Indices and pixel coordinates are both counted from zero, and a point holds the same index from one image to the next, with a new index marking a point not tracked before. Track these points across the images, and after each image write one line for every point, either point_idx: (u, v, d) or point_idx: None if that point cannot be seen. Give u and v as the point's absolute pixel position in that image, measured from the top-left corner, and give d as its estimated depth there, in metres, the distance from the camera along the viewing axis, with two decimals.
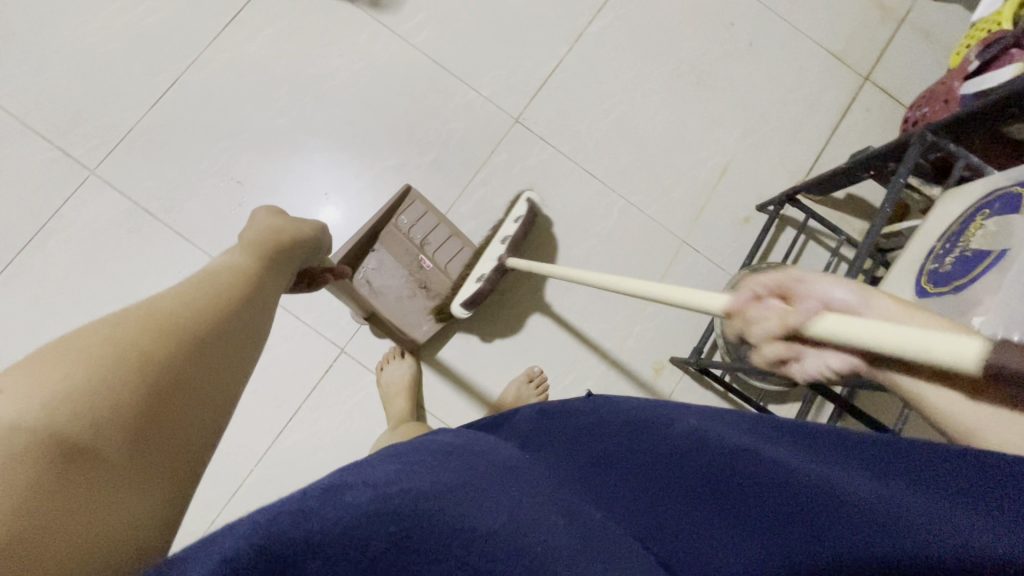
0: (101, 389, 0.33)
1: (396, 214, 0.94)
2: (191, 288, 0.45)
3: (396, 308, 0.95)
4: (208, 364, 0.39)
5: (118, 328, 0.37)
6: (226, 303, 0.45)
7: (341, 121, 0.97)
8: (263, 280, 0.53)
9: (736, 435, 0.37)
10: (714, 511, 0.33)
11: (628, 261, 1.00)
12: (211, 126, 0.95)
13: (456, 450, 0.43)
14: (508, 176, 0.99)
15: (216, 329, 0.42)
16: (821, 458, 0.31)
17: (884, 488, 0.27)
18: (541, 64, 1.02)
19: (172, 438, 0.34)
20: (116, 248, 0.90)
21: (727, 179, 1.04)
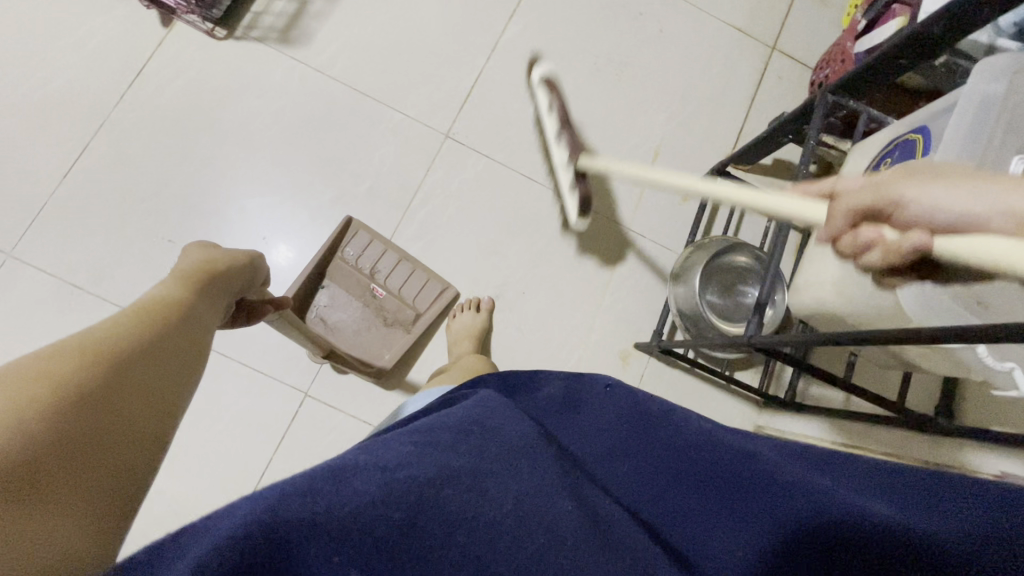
0: (37, 425, 0.31)
1: (340, 247, 0.93)
2: (134, 320, 0.44)
3: (355, 341, 0.94)
4: (147, 392, 0.39)
5: (52, 362, 0.36)
6: (168, 335, 0.44)
7: (269, 163, 0.95)
8: (199, 308, 0.52)
9: (761, 449, 0.41)
10: (733, 504, 0.37)
11: (579, 257, 1.01)
12: (132, 188, 0.91)
13: (471, 421, 0.43)
14: (448, 192, 0.99)
15: (154, 358, 0.41)
16: (841, 480, 0.36)
17: (895, 506, 0.31)
18: (462, 77, 1.03)
19: (106, 463, 0.33)
20: (48, 330, 0.86)
21: (660, 163, 1.07)
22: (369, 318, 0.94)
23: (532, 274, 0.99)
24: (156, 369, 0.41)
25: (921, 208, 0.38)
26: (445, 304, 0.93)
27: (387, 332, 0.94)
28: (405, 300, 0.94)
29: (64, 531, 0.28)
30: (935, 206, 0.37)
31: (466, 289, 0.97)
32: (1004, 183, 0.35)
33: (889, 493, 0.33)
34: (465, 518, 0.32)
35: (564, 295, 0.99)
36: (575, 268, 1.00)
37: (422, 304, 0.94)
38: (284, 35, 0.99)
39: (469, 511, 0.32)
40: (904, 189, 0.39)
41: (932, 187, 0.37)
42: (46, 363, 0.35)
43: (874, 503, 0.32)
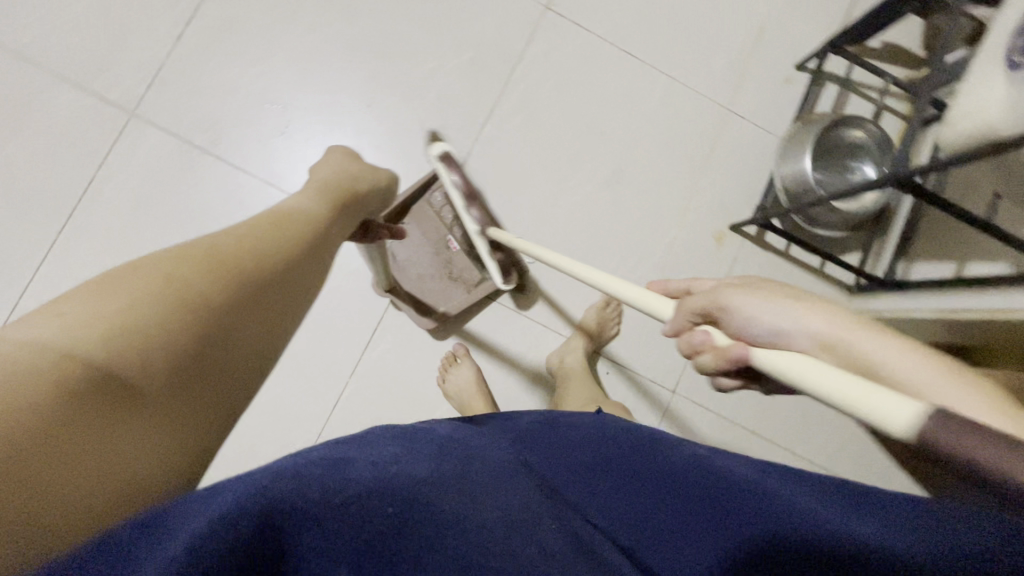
0: (158, 331, 0.31)
1: (429, 190, 0.92)
2: (261, 238, 0.42)
3: (420, 284, 0.94)
4: (215, 306, 0.35)
5: (184, 265, 0.35)
6: (296, 258, 0.44)
7: (371, 32, 0.95)
8: (325, 235, 0.50)
9: (729, 461, 0.46)
10: (713, 511, 0.38)
11: (678, 136, 0.99)
12: (241, 52, 0.92)
13: (455, 442, 0.45)
14: (547, 67, 0.98)
15: (233, 300, 0.36)
16: (816, 484, 0.38)
17: (833, 508, 0.33)
18: None
19: (157, 389, 0.29)
20: (173, 187, 0.90)
21: (765, 42, 1.02)
22: (436, 267, 0.94)
23: (631, 154, 0.98)
24: (227, 295, 0.36)
25: (744, 319, 0.42)
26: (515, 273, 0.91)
27: (454, 277, 0.94)
28: (475, 259, 0.93)
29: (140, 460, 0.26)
30: (752, 313, 0.42)
31: (565, 164, 0.97)
32: (806, 305, 0.40)
33: (824, 492, 0.36)
34: (444, 513, 0.31)
35: (661, 174, 0.99)
36: (673, 148, 0.99)
37: (491, 268, 0.93)
38: None
39: (462, 512, 0.32)
40: (726, 299, 0.43)
41: (746, 297, 0.42)
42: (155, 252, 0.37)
43: (829, 515, 0.31)
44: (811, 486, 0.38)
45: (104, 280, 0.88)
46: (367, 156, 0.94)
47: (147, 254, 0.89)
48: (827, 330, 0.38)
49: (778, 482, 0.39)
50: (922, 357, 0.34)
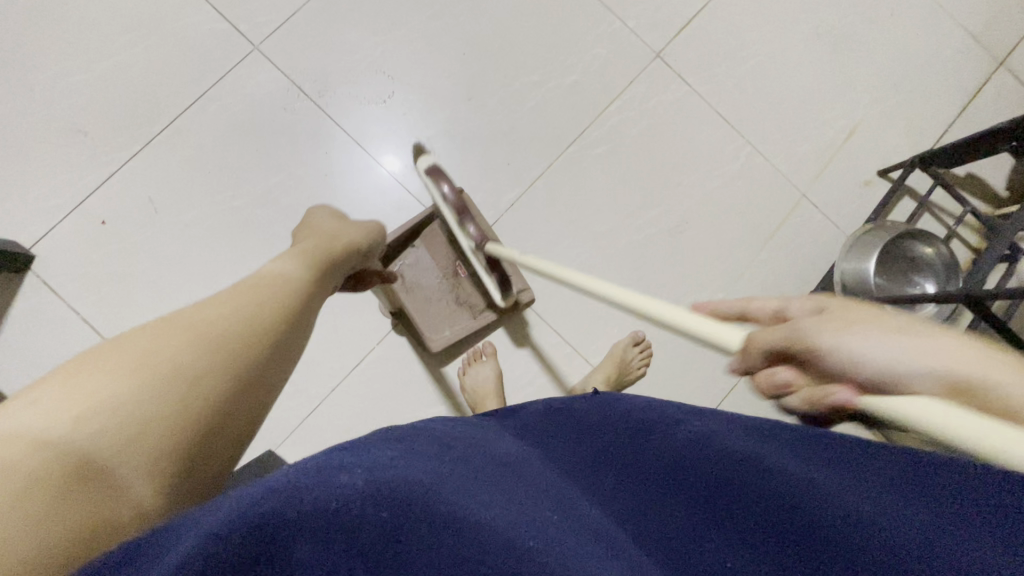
0: (129, 407, 0.35)
1: (443, 218, 0.94)
2: (237, 310, 0.44)
3: (424, 307, 0.94)
4: (214, 398, 0.38)
5: (168, 345, 0.39)
6: (269, 344, 0.44)
7: (490, 33, 1.00)
8: (312, 301, 0.52)
9: (744, 439, 0.40)
10: (724, 516, 0.35)
11: (748, 206, 1.01)
12: (368, 20, 0.98)
13: (456, 445, 0.44)
14: (642, 109, 1.01)
15: (227, 380, 0.40)
16: (848, 473, 0.34)
17: (912, 519, 0.29)
18: (686, 3, 1.04)
19: (161, 456, 0.35)
20: (270, 123, 0.94)
21: (853, 142, 1.05)
22: (443, 292, 0.95)
23: (700, 210, 1.01)
24: (216, 386, 0.39)
25: (841, 353, 0.36)
26: (519, 308, 0.93)
27: (457, 306, 0.95)
28: (482, 288, 0.95)
29: (143, 495, 0.34)
30: (846, 352, 0.36)
31: (635, 203, 1.00)
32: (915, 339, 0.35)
33: (874, 484, 0.32)
34: (450, 513, 0.32)
35: (723, 237, 1.00)
36: (742, 216, 1.01)
37: (496, 299, 0.95)
38: None
39: (460, 506, 0.33)
40: (821, 335, 0.36)
41: (864, 337, 0.36)
42: (115, 350, 0.38)
43: (903, 519, 0.29)
44: (848, 461, 0.35)
45: (182, 188, 0.92)
46: (453, 144, 0.98)
47: (228, 177, 0.93)
48: (945, 365, 0.34)
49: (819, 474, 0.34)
50: (961, 351, 0.35)
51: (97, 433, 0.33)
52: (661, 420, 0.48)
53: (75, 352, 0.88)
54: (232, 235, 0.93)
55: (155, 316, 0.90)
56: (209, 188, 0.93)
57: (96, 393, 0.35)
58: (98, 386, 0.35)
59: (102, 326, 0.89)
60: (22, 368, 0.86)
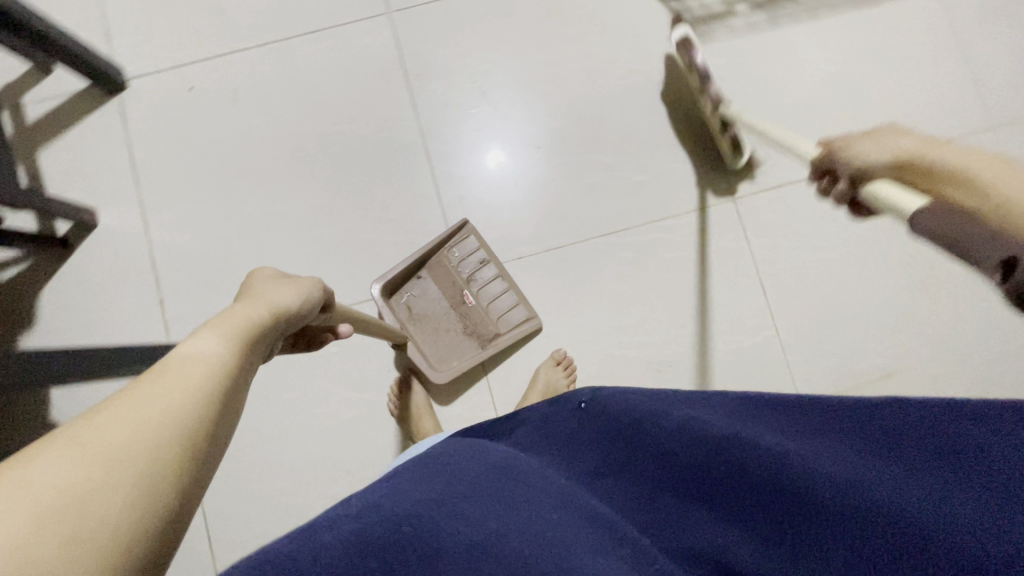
0: (19, 513, 0.24)
1: (447, 247, 0.95)
2: (138, 396, 0.31)
3: (431, 336, 0.96)
4: (109, 519, 0.26)
5: (85, 424, 0.29)
6: (193, 443, 0.31)
7: (591, 101, 1.00)
8: (240, 389, 0.38)
9: (718, 418, 0.46)
10: (732, 512, 0.43)
11: (735, 385, 0.95)
12: (492, 37, 1.02)
13: (450, 460, 0.49)
14: (689, 239, 0.97)
15: (170, 438, 0.30)
16: (827, 445, 0.39)
17: (887, 472, 0.35)
18: (787, 167, 0.99)
19: (81, 533, 0.24)
20: (361, 79, 1.00)
21: (884, 385, 0.94)
22: (451, 321, 0.96)
23: (688, 361, 0.95)
24: (118, 500, 0.26)
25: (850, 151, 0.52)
26: (527, 331, 0.94)
27: (462, 334, 0.96)
28: (490, 315, 0.95)
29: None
30: (862, 148, 0.51)
31: (628, 321, 0.96)
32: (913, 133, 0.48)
33: (866, 449, 0.37)
34: (446, 544, 0.35)
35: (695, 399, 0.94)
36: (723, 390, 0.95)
37: (504, 324, 0.95)
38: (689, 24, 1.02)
39: (457, 528, 0.36)
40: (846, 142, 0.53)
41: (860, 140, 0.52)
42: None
43: (881, 479, 0.35)
44: (824, 431, 0.41)
45: (263, 95, 1.00)
46: (500, 177, 0.99)
47: (303, 106, 1.00)
48: (911, 147, 0.46)
49: (817, 454, 0.39)
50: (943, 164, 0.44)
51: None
52: (630, 409, 0.52)
53: (106, 176, 0.98)
54: (277, 151, 0.99)
55: (180, 184, 0.99)
56: (284, 107, 1.00)
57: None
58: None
59: (137, 169, 0.99)
60: (64, 169, 0.98)
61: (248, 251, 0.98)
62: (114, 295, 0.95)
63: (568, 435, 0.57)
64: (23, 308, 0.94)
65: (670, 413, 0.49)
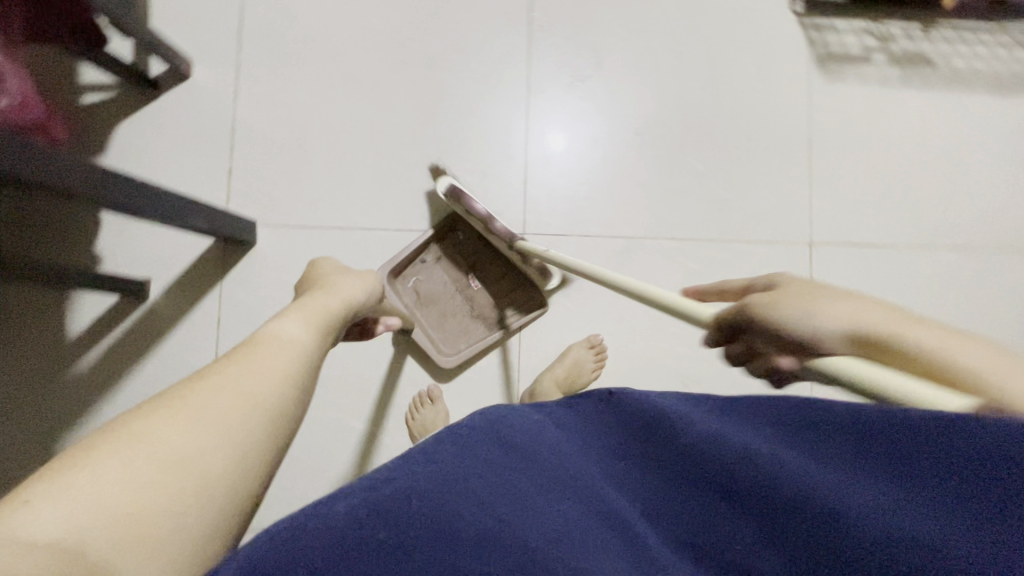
0: (137, 487, 0.31)
1: (452, 231, 0.94)
2: (242, 376, 0.42)
3: (440, 320, 0.94)
4: (216, 470, 0.35)
5: (179, 414, 0.36)
6: (274, 416, 0.41)
7: (702, 103, 0.98)
8: (314, 375, 0.48)
9: (738, 429, 0.39)
10: (747, 524, 0.35)
11: None
12: (625, 12, 0.99)
13: (465, 433, 0.45)
14: (757, 268, 0.96)
15: (246, 434, 0.38)
16: (842, 454, 0.32)
17: (940, 505, 0.27)
18: (875, 228, 0.97)
19: (183, 511, 0.32)
20: (485, 13, 0.99)
21: None
22: (458, 305, 0.95)
23: (718, 388, 0.94)
24: (230, 452, 0.36)
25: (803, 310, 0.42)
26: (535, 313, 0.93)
27: (470, 318, 0.94)
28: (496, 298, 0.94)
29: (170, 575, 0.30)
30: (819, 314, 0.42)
31: (672, 327, 0.95)
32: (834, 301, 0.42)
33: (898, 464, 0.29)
34: (457, 528, 0.34)
35: None
36: None
37: (510, 306, 0.94)
38: (823, 58, 1.00)
39: (451, 515, 0.35)
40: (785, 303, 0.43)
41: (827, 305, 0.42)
42: (89, 452, 0.32)
43: (920, 520, 0.27)
44: (859, 434, 0.31)
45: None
46: (590, 152, 0.98)
47: (421, 21, 0.98)
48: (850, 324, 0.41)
49: (852, 482, 0.30)
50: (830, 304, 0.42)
51: (101, 520, 0.29)
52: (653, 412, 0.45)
53: (213, 33, 0.97)
54: (381, 62, 0.98)
55: (281, 62, 0.98)
56: (401, 16, 0.99)
57: (107, 485, 0.30)
58: (119, 475, 0.31)
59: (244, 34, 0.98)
60: (175, 12, 0.97)
61: (326, 149, 0.97)
62: (187, 151, 0.95)
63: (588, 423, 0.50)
64: (97, 133, 0.93)
65: (696, 425, 0.41)
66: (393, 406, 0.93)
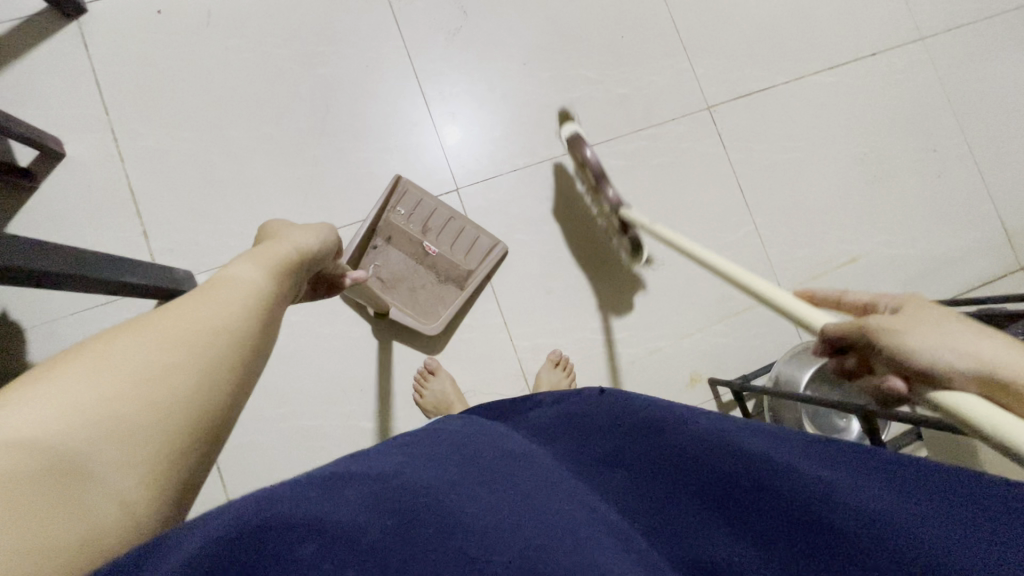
0: (99, 407, 0.30)
1: (392, 207, 0.94)
2: (210, 304, 0.39)
3: (412, 296, 0.95)
4: (184, 390, 0.33)
5: (142, 336, 0.34)
6: (241, 340, 0.38)
7: (571, 19, 1.04)
8: (276, 316, 0.44)
9: (750, 440, 0.43)
10: (728, 508, 0.38)
11: (724, 278, 1.02)
12: None
13: (472, 443, 0.48)
14: (673, 146, 1.03)
15: (211, 362, 0.35)
16: (835, 468, 0.38)
17: (901, 496, 0.33)
18: (754, 76, 1.07)
19: (145, 438, 0.30)
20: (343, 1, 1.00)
21: (850, 268, 1.05)
22: (423, 276, 0.96)
23: (679, 261, 1.01)
24: (194, 379, 0.34)
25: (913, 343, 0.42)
26: (496, 257, 0.94)
27: (439, 284, 0.95)
28: (456, 257, 0.95)
29: (127, 492, 0.28)
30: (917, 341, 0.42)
31: None
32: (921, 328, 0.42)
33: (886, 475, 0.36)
34: (464, 521, 0.35)
35: (687, 292, 1.01)
36: (713, 282, 1.01)
37: (473, 261, 0.95)
38: None
39: (462, 513, 0.35)
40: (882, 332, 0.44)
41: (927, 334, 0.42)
42: (58, 369, 0.31)
43: (867, 497, 0.34)
44: (851, 466, 0.38)
45: (240, 17, 0.97)
46: (489, 96, 1.01)
47: (284, 27, 0.98)
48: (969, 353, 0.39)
49: (850, 479, 0.36)
50: (992, 345, 0.40)
51: (59, 434, 0.28)
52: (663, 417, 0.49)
53: (72, 102, 0.92)
54: (259, 78, 0.97)
55: (156, 109, 0.94)
56: (262, 28, 0.98)
57: (65, 402, 0.29)
58: (73, 395, 0.30)
59: (106, 94, 0.93)
60: (23, 95, 0.91)
61: (236, 177, 0.95)
62: (91, 227, 0.90)
63: (581, 421, 0.55)
64: None
65: (703, 428, 0.46)
66: (398, 393, 0.92)
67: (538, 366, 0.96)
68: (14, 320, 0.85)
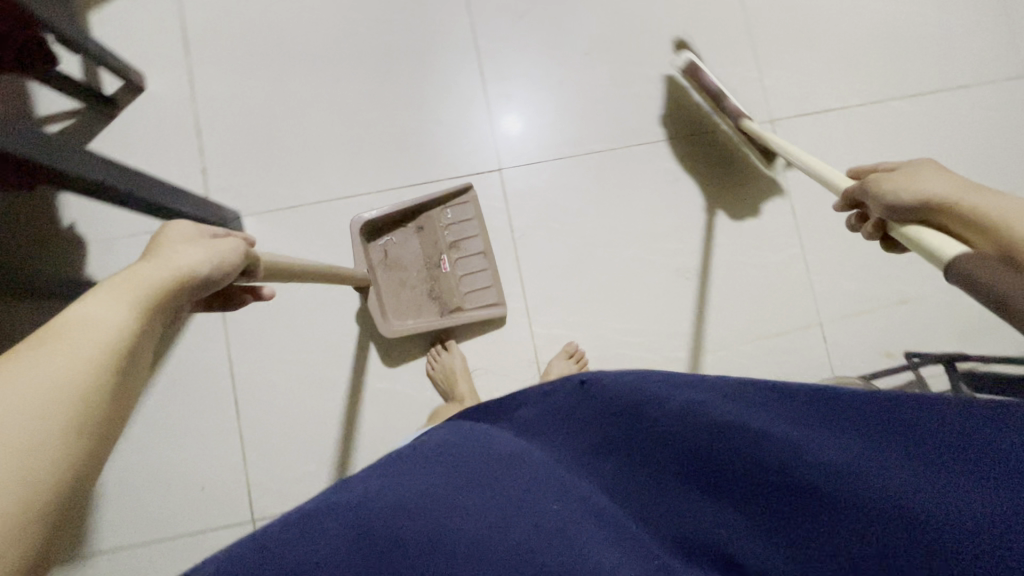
0: None
1: (443, 206, 0.96)
2: (32, 371, 0.30)
3: (399, 289, 0.93)
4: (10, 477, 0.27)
5: None
6: (89, 396, 0.31)
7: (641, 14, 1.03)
8: (141, 354, 0.37)
9: (718, 402, 0.42)
10: (726, 494, 0.41)
11: (759, 298, 0.98)
12: None
13: (449, 450, 0.45)
14: (726, 154, 1.00)
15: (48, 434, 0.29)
16: (809, 423, 0.39)
17: (874, 453, 0.36)
18: (826, 94, 1.02)
19: None
20: None
21: (901, 308, 0.98)
22: (420, 281, 0.95)
23: (714, 274, 0.98)
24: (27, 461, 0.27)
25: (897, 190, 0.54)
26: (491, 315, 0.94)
27: (427, 301, 0.94)
28: (460, 289, 0.95)
29: None
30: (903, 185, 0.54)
31: (660, 227, 0.99)
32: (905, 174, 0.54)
33: (860, 428, 0.38)
34: (447, 541, 0.36)
35: (718, 306, 0.97)
36: (748, 300, 0.97)
37: (470, 301, 0.95)
38: None
39: (450, 527, 0.36)
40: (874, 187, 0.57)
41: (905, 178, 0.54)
42: None
43: (841, 454, 0.37)
44: (825, 417, 0.39)
45: None
46: (547, 81, 1.01)
47: None
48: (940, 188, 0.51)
49: (824, 442, 0.38)
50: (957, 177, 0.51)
51: None
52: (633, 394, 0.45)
53: (158, 41, 0.99)
54: (329, 37, 1.01)
55: (230, 56, 1.00)
56: None
57: None
58: None
59: (189, 36, 0.99)
60: (117, 29, 0.99)
61: (293, 129, 0.99)
62: (157, 158, 0.96)
63: None
64: None
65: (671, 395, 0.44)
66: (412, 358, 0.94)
67: (552, 355, 0.95)
68: (80, 234, 0.92)
